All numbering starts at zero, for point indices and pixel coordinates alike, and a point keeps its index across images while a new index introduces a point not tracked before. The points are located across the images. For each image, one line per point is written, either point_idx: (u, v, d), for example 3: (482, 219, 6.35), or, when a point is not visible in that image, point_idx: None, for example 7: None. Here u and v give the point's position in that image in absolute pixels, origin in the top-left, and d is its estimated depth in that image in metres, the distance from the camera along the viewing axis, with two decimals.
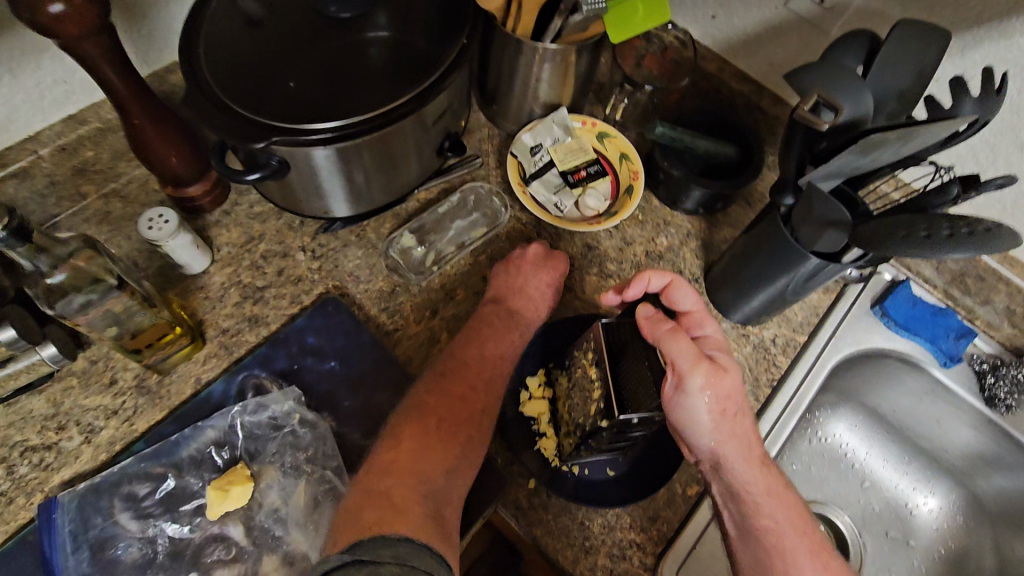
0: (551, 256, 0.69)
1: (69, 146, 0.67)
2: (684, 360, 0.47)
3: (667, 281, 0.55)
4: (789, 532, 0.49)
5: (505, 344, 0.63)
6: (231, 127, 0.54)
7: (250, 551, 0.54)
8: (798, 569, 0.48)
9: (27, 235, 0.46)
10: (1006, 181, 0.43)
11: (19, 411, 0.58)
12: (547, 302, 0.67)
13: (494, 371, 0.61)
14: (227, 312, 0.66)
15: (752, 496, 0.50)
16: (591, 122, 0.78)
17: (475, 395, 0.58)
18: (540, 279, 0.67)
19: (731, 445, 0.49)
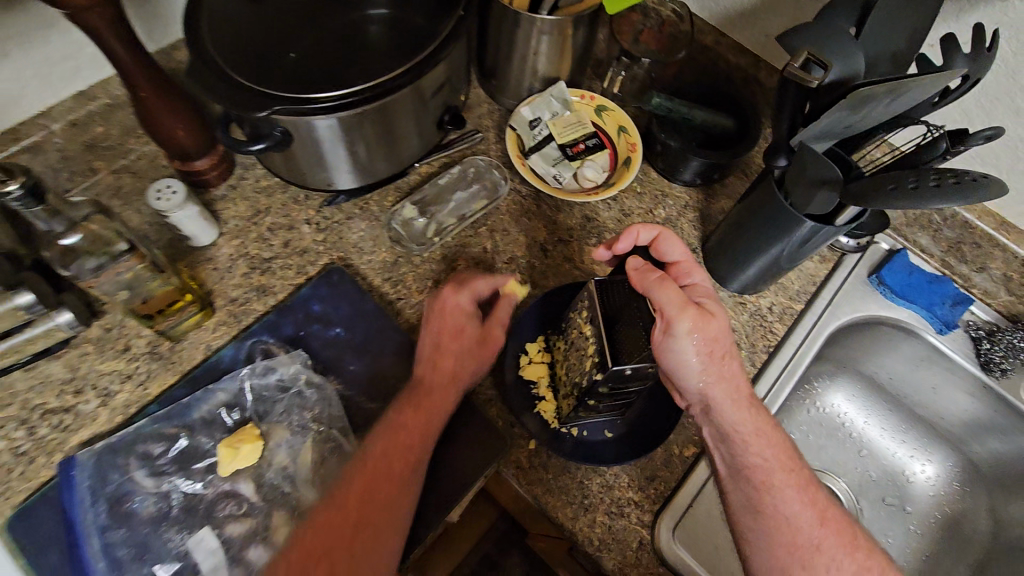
0: (442, 305, 0.61)
1: (80, 122, 0.71)
2: (672, 305, 0.48)
3: (656, 233, 0.55)
4: (778, 471, 0.49)
5: (395, 428, 0.55)
6: (232, 97, 0.56)
7: (260, 506, 0.56)
8: (787, 507, 0.48)
9: (43, 195, 0.47)
10: (995, 133, 0.43)
11: (38, 375, 0.60)
12: (449, 358, 0.59)
13: (370, 472, 0.52)
14: (235, 282, 0.67)
15: (741, 436, 0.50)
16: (589, 96, 0.79)
17: (348, 505, 0.50)
18: (435, 337, 0.60)
19: (720, 387, 0.50)
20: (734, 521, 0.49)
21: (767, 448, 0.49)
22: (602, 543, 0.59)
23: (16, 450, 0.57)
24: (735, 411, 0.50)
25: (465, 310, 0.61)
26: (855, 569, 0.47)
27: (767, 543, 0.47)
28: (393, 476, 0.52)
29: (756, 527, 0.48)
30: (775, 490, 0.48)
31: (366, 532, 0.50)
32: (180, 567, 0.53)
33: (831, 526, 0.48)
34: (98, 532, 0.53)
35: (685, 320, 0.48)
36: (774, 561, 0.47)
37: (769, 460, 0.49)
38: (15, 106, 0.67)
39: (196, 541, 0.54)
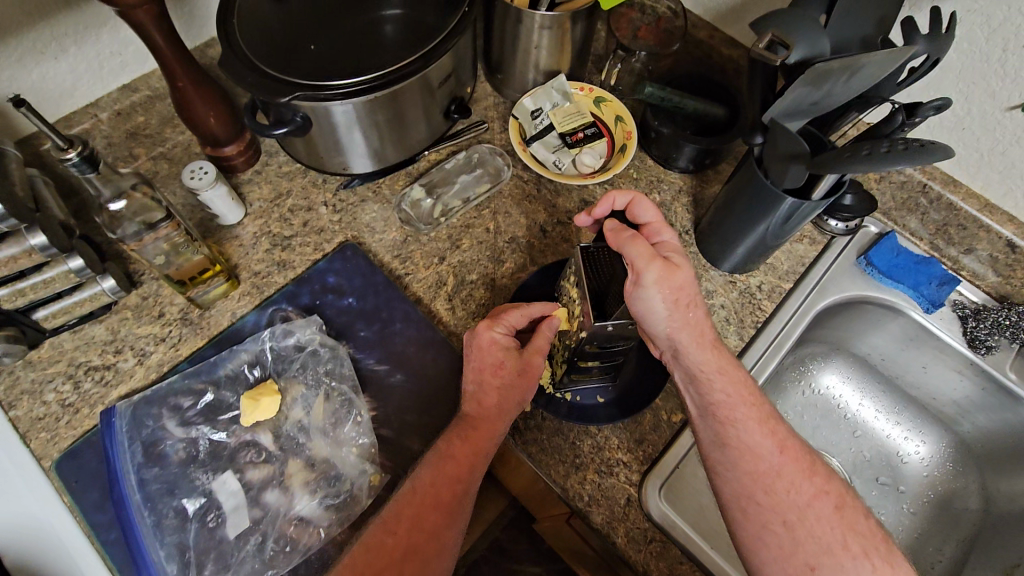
0: (478, 342, 0.60)
1: (124, 112, 0.78)
2: (640, 258, 0.52)
3: (630, 198, 0.59)
4: (740, 405, 0.53)
5: (442, 460, 0.57)
6: (261, 86, 0.62)
7: (278, 454, 0.62)
8: (749, 438, 0.52)
9: (95, 163, 0.54)
10: (944, 104, 0.53)
11: (83, 336, 0.67)
12: (490, 393, 0.58)
13: (418, 502, 0.55)
14: (259, 258, 0.74)
15: (706, 375, 0.54)
16: (588, 88, 0.84)
17: (397, 531, 0.54)
18: (476, 374, 0.60)
19: (686, 332, 0.54)
20: (704, 455, 0.54)
21: (729, 385, 0.54)
22: (591, 499, 0.63)
23: (64, 401, 0.64)
24: (699, 353, 0.54)
25: (494, 346, 0.59)
26: (816, 493, 0.51)
27: (732, 471, 0.51)
28: (440, 508, 0.55)
29: (721, 457, 0.52)
30: (737, 422, 0.52)
31: (414, 560, 0.53)
32: (205, 503, 0.59)
33: (791, 455, 0.52)
34: (135, 469, 0.60)
35: (651, 270, 0.51)
36: (740, 488, 0.51)
37: (732, 397, 0.53)
38: (68, 96, 0.75)
39: (221, 482, 0.60)
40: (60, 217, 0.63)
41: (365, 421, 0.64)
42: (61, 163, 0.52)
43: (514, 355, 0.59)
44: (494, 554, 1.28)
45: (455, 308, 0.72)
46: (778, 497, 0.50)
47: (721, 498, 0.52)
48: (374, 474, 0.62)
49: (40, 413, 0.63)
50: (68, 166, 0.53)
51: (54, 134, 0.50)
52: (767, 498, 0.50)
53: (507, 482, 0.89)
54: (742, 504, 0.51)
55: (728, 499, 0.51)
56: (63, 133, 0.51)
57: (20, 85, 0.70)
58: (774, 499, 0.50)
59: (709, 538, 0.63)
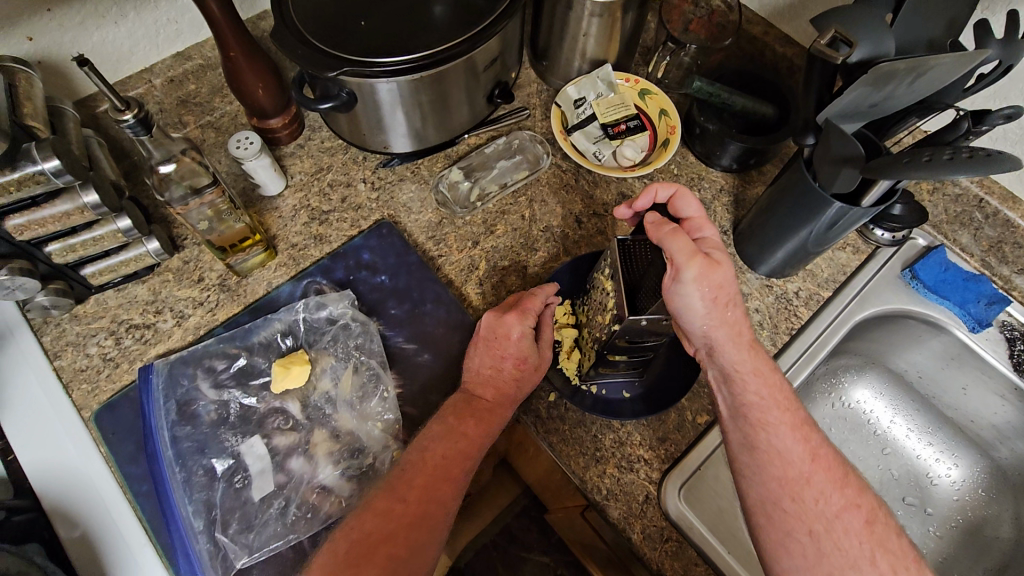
0: (508, 332, 0.61)
1: (176, 79, 0.80)
2: (681, 253, 0.50)
3: (673, 190, 0.57)
4: (773, 409, 0.52)
5: (453, 436, 0.58)
6: (309, 58, 0.64)
7: (304, 423, 0.63)
8: (780, 443, 0.51)
9: (148, 126, 0.55)
10: (1012, 114, 0.51)
11: (126, 295, 0.70)
12: (507, 381, 0.61)
13: (430, 472, 0.56)
14: (297, 230, 0.76)
15: (741, 376, 0.53)
16: (634, 80, 0.84)
17: (407, 499, 0.55)
18: (499, 361, 0.61)
19: (723, 332, 0.52)
20: (732, 457, 0.53)
21: (763, 387, 0.52)
22: (609, 493, 0.63)
23: (106, 355, 0.67)
24: (736, 353, 0.53)
25: (521, 338, 0.61)
26: (844, 505, 0.49)
27: (759, 476, 0.50)
28: (448, 480, 0.56)
29: (750, 459, 0.51)
30: (769, 426, 0.51)
31: (421, 528, 0.54)
32: (233, 464, 0.61)
33: (822, 465, 0.50)
34: (169, 426, 0.62)
35: (693, 267, 0.50)
36: (767, 494, 0.50)
37: (764, 399, 0.52)
38: (125, 61, 0.77)
39: (249, 445, 0.62)
40: (111, 178, 0.65)
41: (391, 395, 0.65)
42: (115, 124, 0.53)
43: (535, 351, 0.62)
44: (505, 540, 1.34)
45: (485, 293, 0.73)
46: (805, 505, 0.49)
47: (746, 500, 0.52)
48: (395, 451, 0.62)
49: (83, 365, 0.66)
50: (123, 127, 0.53)
51: (111, 95, 0.51)
52: (794, 505, 0.49)
53: (523, 468, 0.91)
54: (767, 509, 0.50)
55: (753, 503, 0.51)
56: (121, 94, 0.51)
57: (81, 48, 0.72)
58: (802, 507, 0.49)
59: (726, 542, 0.61)
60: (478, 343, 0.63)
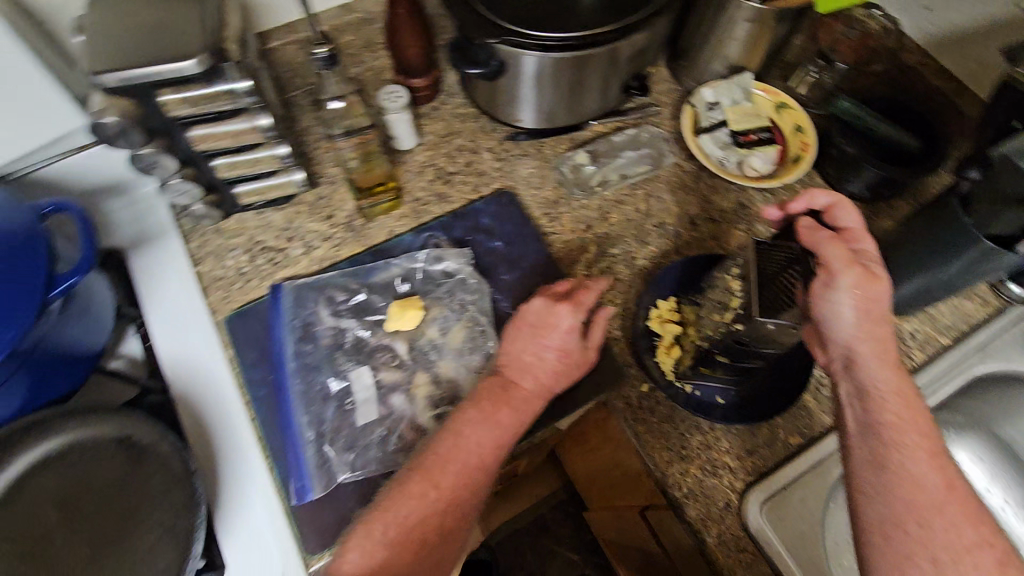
0: (558, 322, 0.60)
1: (337, 28, 0.85)
2: (838, 259, 0.50)
3: (832, 200, 0.56)
4: (911, 430, 0.47)
5: (489, 423, 0.57)
6: (473, 23, 0.68)
7: (409, 364, 0.66)
8: (914, 465, 0.46)
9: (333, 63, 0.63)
10: None
11: (264, 219, 0.75)
12: (548, 371, 0.60)
13: (464, 463, 0.55)
14: (422, 186, 0.79)
15: (879, 391, 0.49)
16: (772, 92, 0.84)
17: (439, 486, 0.54)
18: (540, 349, 0.60)
19: (867, 344, 0.50)
20: (851, 472, 0.49)
21: (904, 409, 0.48)
22: (689, 491, 0.63)
23: (240, 269, 0.72)
24: (877, 368, 0.50)
25: (573, 334, 0.60)
26: (978, 544, 0.44)
27: (883, 493, 0.46)
28: (479, 468, 0.55)
29: (876, 477, 0.47)
30: (903, 445, 0.47)
31: (454, 514, 0.54)
32: (345, 388, 0.65)
33: (958, 497, 0.46)
34: (293, 341, 0.67)
35: (849, 276, 0.50)
36: (890, 514, 0.46)
37: (902, 418, 0.48)
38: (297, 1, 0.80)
39: (357, 374, 0.65)
40: (275, 109, 0.70)
41: (493, 354, 0.67)
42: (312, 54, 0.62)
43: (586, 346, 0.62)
44: (538, 528, 1.35)
45: (592, 276, 0.74)
46: (932, 534, 0.44)
47: (862, 521, 0.47)
48: None
49: (219, 274, 0.72)
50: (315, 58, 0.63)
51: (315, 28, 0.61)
52: (919, 531, 0.45)
53: (589, 455, 0.92)
54: (887, 530, 0.46)
55: (870, 522, 0.46)
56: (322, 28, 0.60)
57: None
58: (929, 536, 0.44)
59: (804, 566, 0.60)
60: (522, 328, 0.62)
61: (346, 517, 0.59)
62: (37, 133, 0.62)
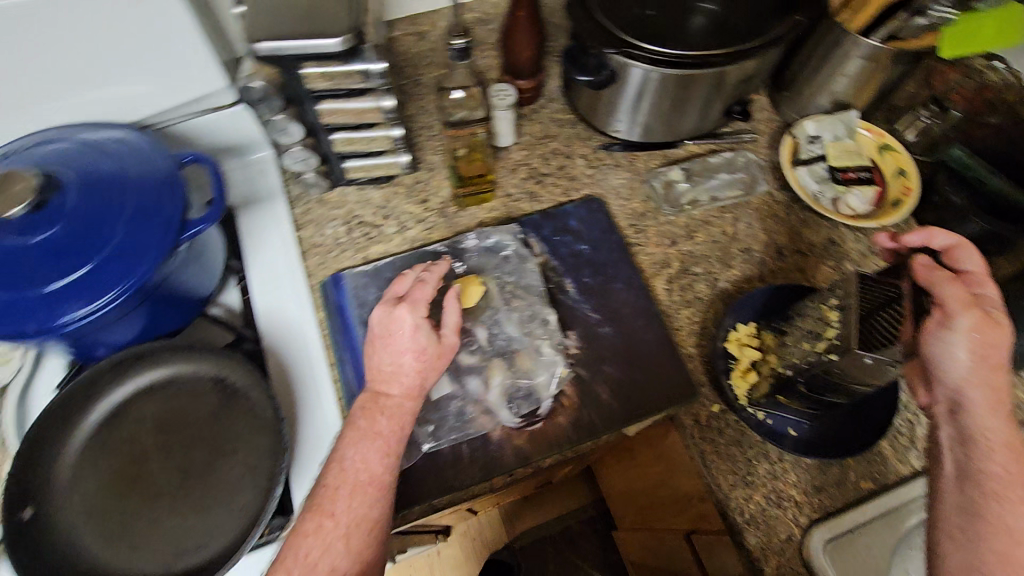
0: (394, 321, 0.60)
1: (455, 25, 0.90)
2: (954, 300, 0.50)
3: (953, 241, 0.55)
4: (1018, 486, 0.45)
5: (365, 441, 0.55)
6: (591, 32, 0.70)
7: (488, 350, 0.68)
8: (1014, 519, 0.44)
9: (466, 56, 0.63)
10: None
11: (364, 196, 0.79)
12: (411, 374, 0.59)
13: (351, 484, 0.53)
14: (515, 183, 0.82)
15: (987, 440, 0.47)
16: (878, 133, 0.83)
17: (334, 516, 0.52)
18: (393, 359, 0.59)
19: (982, 390, 0.48)
20: (941, 517, 0.47)
21: (1013, 463, 0.46)
22: (751, 518, 0.62)
23: (338, 239, 0.76)
24: (990, 416, 0.47)
25: (411, 332, 0.59)
26: None
27: (972, 541, 0.44)
28: (375, 492, 0.54)
29: (969, 526, 0.45)
30: (1004, 498, 0.45)
31: (360, 540, 0.52)
32: None
33: None
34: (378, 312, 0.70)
35: (971, 316, 0.49)
36: (977, 562, 0.43)
37: (1010, 473, 0.45)
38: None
39: None
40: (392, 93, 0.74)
41: (567, 351, 0.69)
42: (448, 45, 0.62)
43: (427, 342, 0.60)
44: (564, 540, 1.33)
45: (672, 290, 0.75)
46: None
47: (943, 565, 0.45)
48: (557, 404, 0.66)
49: (319, 241, 0.76)
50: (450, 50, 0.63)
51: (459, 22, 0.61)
52: None
53: (632, 470, 0.92)
54: None
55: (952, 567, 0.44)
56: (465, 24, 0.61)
57: None
58: None
59: None
60: (370, 339, 0.61)
61: (409, 486, 0.61)
62: (185, 88, 0.68)
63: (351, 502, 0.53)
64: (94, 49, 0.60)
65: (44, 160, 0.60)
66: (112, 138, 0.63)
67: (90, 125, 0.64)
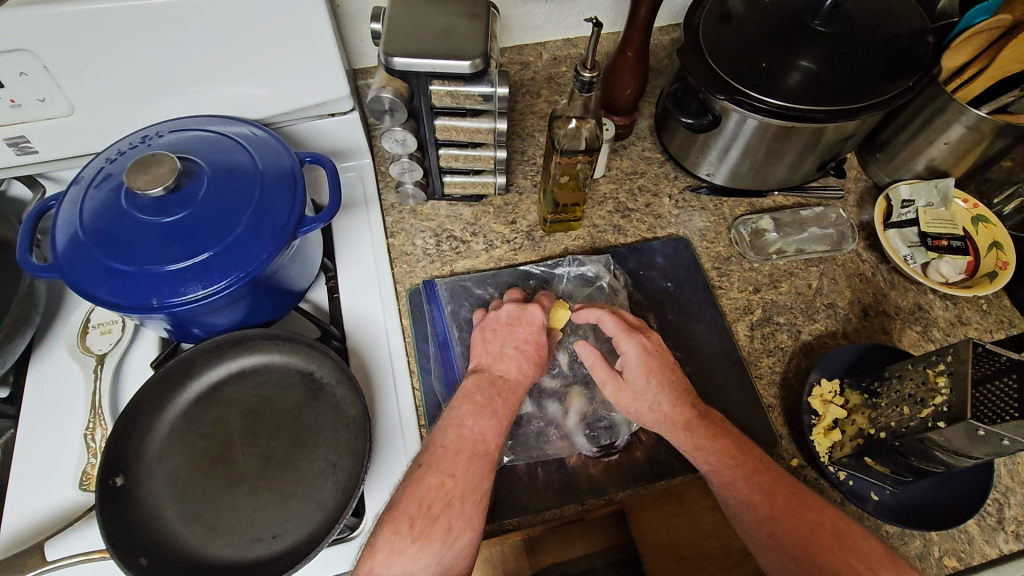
0: (527, 314, 0.65)
1: (556, 59, 0.93)
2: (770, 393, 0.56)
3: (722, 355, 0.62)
4: None
5: (484, 411, 0.58)
6: (706, 78, 0.72)
7: (570, 376, 0.69)
8: None
9: (588, 89, 0.63)
10: None
11: (455, 211, 0.82)
12: (525, 366, 0.63)
13: (470, 449, 0.56)
14: (601, 215, 0.83)
15: None
16: (972, 203, 0.82)
17: (454, 474, 0.54)
18: (520, 347, 0.64)
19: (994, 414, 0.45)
20: None
21: None
22: None
23: (427, 250, 0.79)
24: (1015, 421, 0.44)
25: (541, 329, 0.65)
26: None
27: None
28: (485, 459, 0.56)
29: None
30: None
31: (473, 502, 0.53)
32: None
33: None
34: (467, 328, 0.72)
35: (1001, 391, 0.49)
36: None
37: None
38: (530, 32, 0.91)
39: None
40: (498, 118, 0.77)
41: None
42: (572, 77, 0.62)
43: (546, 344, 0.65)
44: None
45: (753, 338, 0.74)
46: None
47: None
48: (636, 438, 0.66)
49: (408, 250, 0.79)
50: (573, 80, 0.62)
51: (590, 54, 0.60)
52: None
53: None
54: None
55: None
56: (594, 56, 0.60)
57: (515, 13, 0.87)
58: None
59: None
60: (499, 325, 0.65)
61: None
62: (307, 93, 0.72)
63: (469, 466, 0.55)
64: (237, 49, 0.64)
65: (182, 146, 0.63)
66: (242, 132, 0.66)
67: (221, 118, 0.68)
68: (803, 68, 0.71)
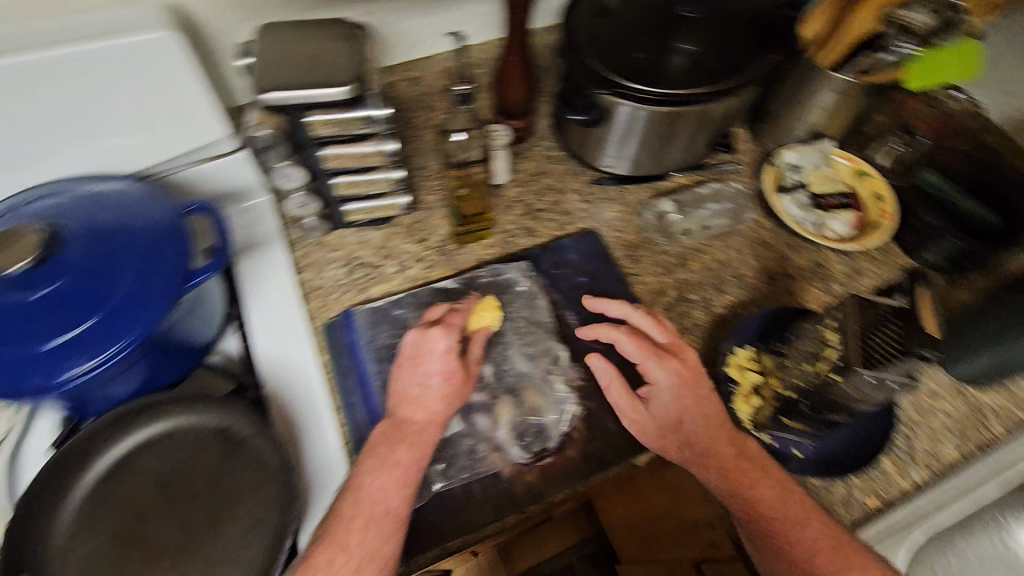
0: (425, 342, 0.63)
1: (447, 70, 0.93)
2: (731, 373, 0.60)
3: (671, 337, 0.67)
4: None
5: (385, 465, 0.57)
6: (589, 74, 0.73)
7: (496, 386, 0.68)
8: None
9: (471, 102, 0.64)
10: None
11: (363, 237, 0.80)
12: (437, 398, 0.61)
13: (367, 516, 0.54)
14: (511, 219, 0.84)
15: None
16: (853, 160, 0.87)
17: (347, 546, 0.53)
18: (427, 378, 0.61)
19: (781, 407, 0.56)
20: None
21: None
22: None
23: (338, 281, 0.77)
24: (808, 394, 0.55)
25: (444, 354, 0.62)
26: None
27: None
28: (387, 518, 0.55)
29: None
30: None
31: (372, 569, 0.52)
32: None
33: None
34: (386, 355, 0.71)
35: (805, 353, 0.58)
36: None
37: None
38: (416, 46, 0.91)
39: None
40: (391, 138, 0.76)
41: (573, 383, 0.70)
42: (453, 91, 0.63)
43: (458, 367, 0.63)
44: None
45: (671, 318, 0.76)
46: None
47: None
48: (568, 437, 0.66)
49: (320, 284, 0.77)
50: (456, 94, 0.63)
51: None
52: None
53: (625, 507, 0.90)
54: None
55: None
56: None
57: (397, 29, 0.86)
58: None
59: None
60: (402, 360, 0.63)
61: (422, 528, 0.60)
62: (182, 138, 0.68)
63: (364, 533, 0.53)
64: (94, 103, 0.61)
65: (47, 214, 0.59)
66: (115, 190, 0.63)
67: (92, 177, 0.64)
68: (683, 51, 0.73)
